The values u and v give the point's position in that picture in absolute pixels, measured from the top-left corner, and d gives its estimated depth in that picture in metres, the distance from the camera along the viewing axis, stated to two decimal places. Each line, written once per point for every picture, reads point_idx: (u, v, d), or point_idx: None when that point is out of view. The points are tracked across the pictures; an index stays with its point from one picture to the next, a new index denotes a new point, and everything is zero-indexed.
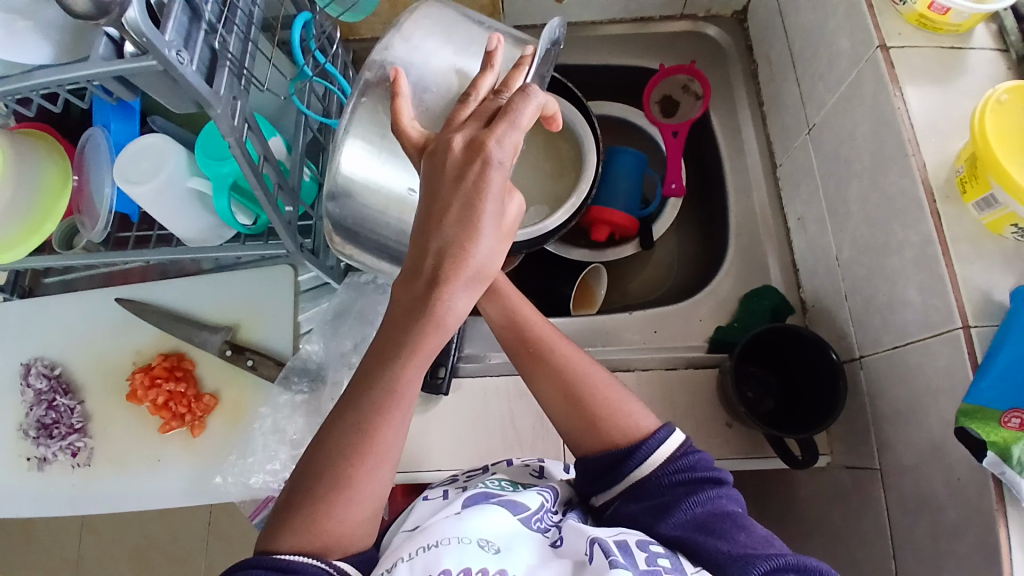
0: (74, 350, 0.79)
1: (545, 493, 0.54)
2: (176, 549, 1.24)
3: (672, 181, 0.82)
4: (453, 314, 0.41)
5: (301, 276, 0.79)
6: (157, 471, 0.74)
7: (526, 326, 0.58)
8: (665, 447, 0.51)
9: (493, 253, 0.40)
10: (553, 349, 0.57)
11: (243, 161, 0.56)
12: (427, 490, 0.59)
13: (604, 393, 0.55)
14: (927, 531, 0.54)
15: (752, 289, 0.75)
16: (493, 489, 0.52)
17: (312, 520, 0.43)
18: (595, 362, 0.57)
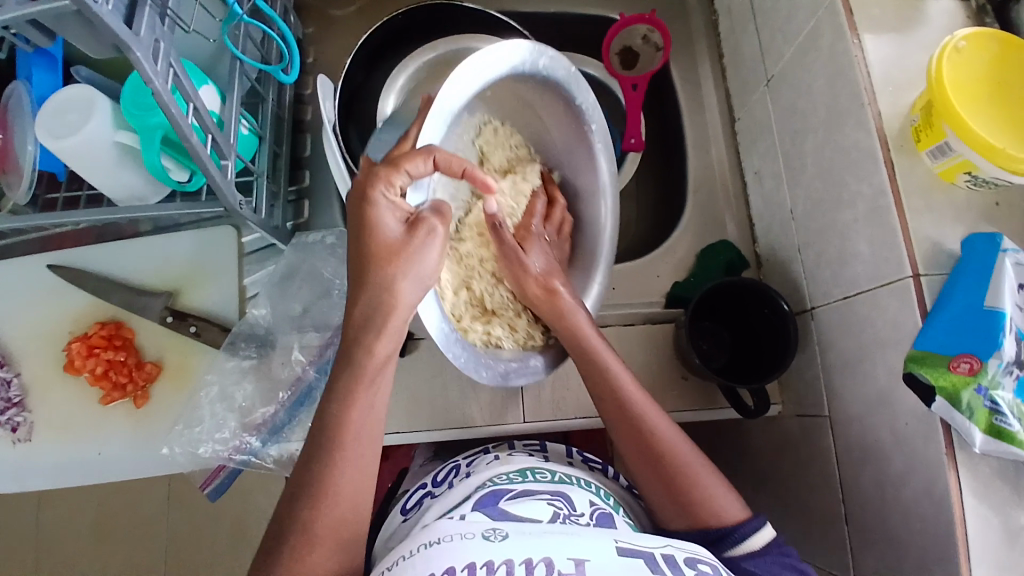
0: (5, 320, 0.75)
1: (558, 501, 0.52)
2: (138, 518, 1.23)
3: (630, 136, 0.79)
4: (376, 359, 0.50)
5: (245, 237, 0.75)
6: (101, 442, 0.71)
7: (620, 392, 0.57)
8: (757, 536, 0.50)
9: (399, 280, 0.50)
10: (657, 429, 0.56)
11: (169, 110, 0.52)
12: (433, 481, 0.63)
13: (701, 479, 0.54)
14: (874, 478, 0.56)
15: (709, 245, 0.74)
16: (502, 488, 0.54)
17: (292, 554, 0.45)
18: (690, 442, 0.56)
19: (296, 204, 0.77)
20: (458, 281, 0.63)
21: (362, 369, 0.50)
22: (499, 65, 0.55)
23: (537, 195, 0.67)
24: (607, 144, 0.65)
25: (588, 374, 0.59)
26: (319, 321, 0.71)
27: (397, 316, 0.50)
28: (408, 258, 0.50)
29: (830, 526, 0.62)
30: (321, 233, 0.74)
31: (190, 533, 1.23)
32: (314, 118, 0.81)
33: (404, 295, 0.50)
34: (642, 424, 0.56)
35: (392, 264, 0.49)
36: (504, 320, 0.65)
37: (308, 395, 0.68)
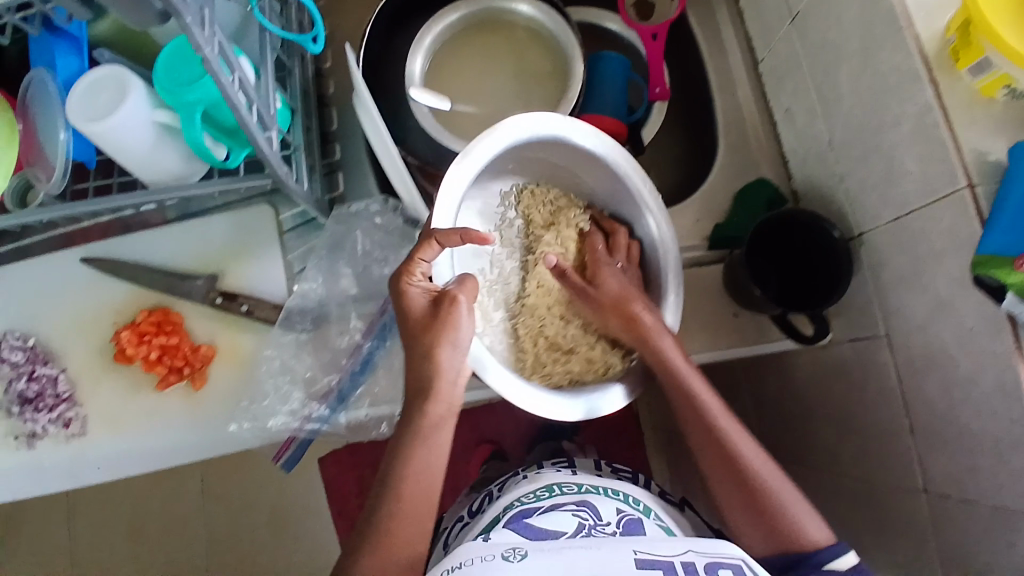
0: (43, 318, 0.73)
1: (582, 513, 0.59)
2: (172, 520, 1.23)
3: (655, 85, 0.78)
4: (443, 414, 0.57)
5: (283, 215, 0.74)
6: (160, 430, 0.70)
7: (712, 423, 0.61)
8: (840, 560, 0.54)
9: (436, 348, 0.56)
10: (747, 455, 0.60)
11: (219, 78, 0.49)
12: (474, 503, 0.70)
13: (788, 505, 0.58)
14: (939, 384, 0.58)
15: (746, 184, 0.76)
16: (529, 507, 0.60)
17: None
18: (775, 469, 0.60)
19: (329, 177, 0.77)
20: (528, 330, 0.70)
21: (421, 425, 0.56)
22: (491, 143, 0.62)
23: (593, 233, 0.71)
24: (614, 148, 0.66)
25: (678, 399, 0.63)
26: (370, 291, 0.72)
27: (443, 379, 0.56)
28: (441, 331, 0.55)
29: (893, 438, 0.65)
30: (364, 202, 0.74)
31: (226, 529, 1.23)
32: (336, 90, 0.78)
33: (446, 363, 0.56)
34: (732, 450, 0.60)
35: (427, 334, 0.56)
36: (581, 355, 0.69)
37: (368, 362, 0.69)
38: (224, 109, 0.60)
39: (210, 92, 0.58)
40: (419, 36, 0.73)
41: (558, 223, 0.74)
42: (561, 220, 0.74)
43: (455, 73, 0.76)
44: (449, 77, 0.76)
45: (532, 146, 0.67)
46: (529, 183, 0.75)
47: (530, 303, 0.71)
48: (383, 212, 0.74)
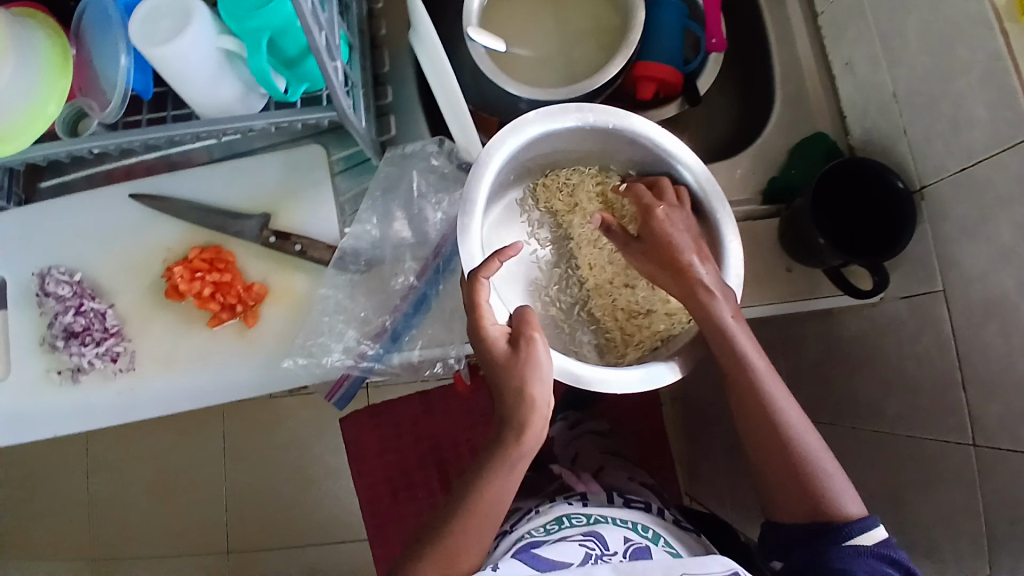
0: (90, 253, 0.72)
1: (590, 542, 0.59)
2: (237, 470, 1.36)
3: (711, 36, 0.77)
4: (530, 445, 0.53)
5: (334, 156, 0.74)
6: (213, 366, 0.69)
7: (759, 394, 0.59)
8: (867, 536, 0.55)
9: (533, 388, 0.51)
10: (791, 424, 0.59)
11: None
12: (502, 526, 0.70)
13: (831, 478, 0.58)
14: (997, 334, 0.59)
15: (802, 138, 0.75)
16: (536, 539, 0.60)
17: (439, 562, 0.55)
18: (817, 436, 0.59)
19: (380, 121, 0.74)
20: (606, 309, 0.70)
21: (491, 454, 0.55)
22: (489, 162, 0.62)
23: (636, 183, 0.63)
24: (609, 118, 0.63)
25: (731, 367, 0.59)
26: (422, 235, 0.71)
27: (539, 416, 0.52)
28: (531, 371, 0.51)
29: (942, 392, 0.65)
30: (419, 144, 0.72)
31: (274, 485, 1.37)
32: (388, 33, 0.75)
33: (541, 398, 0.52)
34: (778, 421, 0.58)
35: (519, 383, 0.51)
36: (659, 312, 0.68)
37: (423, 301, 0.69)
38: (288, 37, 0.59)
39: (275, 18, 0.56)
40: None
41: (581, 204, 0.71)
42: (582, 196, 0.71)
43: (506, 16, 0.74)
44: (504, 19, 0.74)
45: (534, 148, 0.66)
46: (539, 177, 0.72)
47: (593, 283, 0.71)
48: (440, 154, 0.72)
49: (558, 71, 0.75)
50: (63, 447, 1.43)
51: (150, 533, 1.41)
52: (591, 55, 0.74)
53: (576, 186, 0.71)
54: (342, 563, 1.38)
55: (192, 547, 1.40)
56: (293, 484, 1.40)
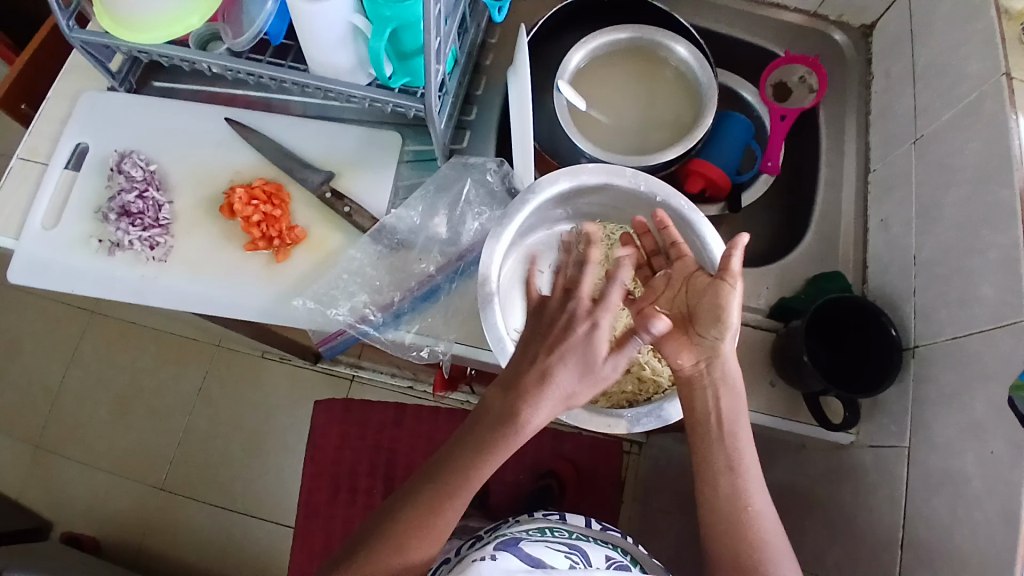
0: (170, 151, 0.80)
1: (574, 554, 0.64)
2: (221, 415, 1.44)
3: (768, 160, 0.86)
4: (530, 426, 0.55)
5: (407, 148, 0.81)
6: (234, 282, 0.74)
7: (731, 463, 0.59)
8: None
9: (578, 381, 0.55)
10: (744, 471, 0.59)
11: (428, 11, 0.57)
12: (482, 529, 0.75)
13: (768, 538, 0.57)
14: (945, 502, 0.60)
15: (822, 273, 0.80)
16: (522, 536, 0.64)
17: (406, 528, 0.57)
18: (765, 495, 0.59)
19: (456, 131, 0.81)
20: None
21: (470, 439, 0.58)
22: (535, 189, 0.65)
23: (740, 235, 0.57)
24: (652, 185, 0.66)
25: (703, 448, 0.60)
26: (455, 237, 0.76)
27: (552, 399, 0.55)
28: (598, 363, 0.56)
29: (882, 549, 0.66)
30: (482, 159, 0.78)
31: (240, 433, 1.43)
32: (492, 63, 0.84)
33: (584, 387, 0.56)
34: (729, 465, 0.59)
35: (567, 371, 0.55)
36: (634, 373, 0.69)
37: (434, 293, 0.73)
38: (409, 34, 0.68)
39: (406, 13, 0.65)
40: (588, 36, 0.81)
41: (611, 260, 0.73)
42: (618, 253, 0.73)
43: (598, 85, 0.83)
44: (595, 84, 0.83)
45: (580, 194, 0.69)
46: (584, 223, 0.74)
47: None
48: (496, 173, 0.78)
49: (623, 142, 0.83)
50: (60, 332, 1.49)
51: (98, 440, 1.43)
52: (656, 142, 0.83)
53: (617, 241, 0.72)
54: (260, 539, 1.37)
55: (130, 468, 1.42)
56: (246, 446, 1.42)
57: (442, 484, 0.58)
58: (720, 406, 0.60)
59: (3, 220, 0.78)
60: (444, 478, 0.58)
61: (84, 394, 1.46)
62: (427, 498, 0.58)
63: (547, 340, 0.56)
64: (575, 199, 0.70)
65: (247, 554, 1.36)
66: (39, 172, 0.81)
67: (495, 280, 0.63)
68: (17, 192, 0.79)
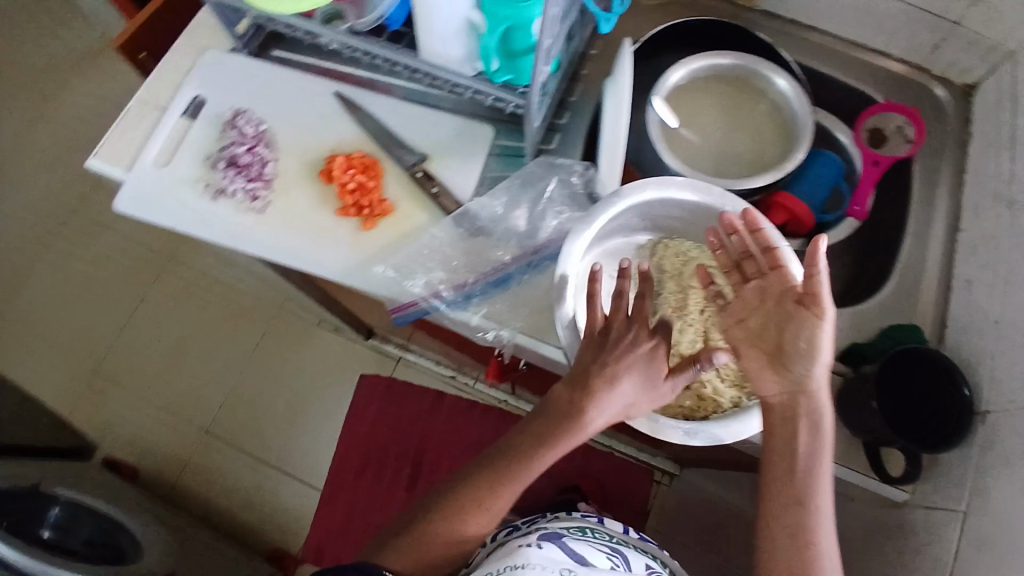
0: (280, 115, 0.86)
1: (614, 557, 0.68)
2: (271, 373, 1.51)
3: (856, 203, 0.85)
4: (590, 426, 0.64)
5: (498, 142, 0.84)
6: (320, 242, 0.79)
7: (801, 497, 0.60)
8: None
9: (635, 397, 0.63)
10: (815, 506, 0.60)
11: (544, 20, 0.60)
12: (523, 521, 0.80)
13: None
14: (998, 568, 0.59)
15: (894, 325, 0.79)
16: (566, 532, 0.68)
17: (464, 505, 0.67)
18: (831, 534, 0.60)
19: (547, 133, 0.84)
20: None
21: (533, 436, 0.66)
22: (621, 194, 0.67)
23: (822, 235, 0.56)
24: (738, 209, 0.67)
25: (779, 480, 0.61)
26: (533, 232, 0.78)
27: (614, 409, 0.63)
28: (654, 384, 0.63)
29: None
30: (569, 161, 0.81)
31: (286, 393, 1.49)
32: (590, 72, 0.86)
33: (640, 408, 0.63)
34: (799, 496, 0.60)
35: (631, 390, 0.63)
36: (694, 391, 0.69)
37: (505, 281, 0.76)
38: (521, 34, 0.70)
39: (521, 14, 0.67)
40: (689, 57, 0.83)
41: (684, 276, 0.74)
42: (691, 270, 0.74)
43: (691, 106, 0.85)
44: (688, 104, 0.85)
45: (663, 207, 0.71)
46: (663, 238, 0.76)
47: None
48: (581, 176, 0.80)
49: (707, 163, 0.84)
50: (137, 272, 1.59)
51: (156, 377, 1.52)
52: (741, 170, 0.83)
53: (692, 259, 0.74)
54: (290, 498, 1.42)
55: (181, 409, 1.49)
56: (289, 406, 1.48)
57: (503, 472, 0.67)
58: (802, 438, 0.60)
59: (117, 154, 0.85)
60: (506, 466, 0.67)
61: (150, 332, 1.55)
62: (485, 481, 0.67)
63: (614, 354, 0.64)
64: (657, 211, 0.72)
65: (274, 510, 1.42)
66: (156, 115, 0.87)
67: (569, 271, 0.66)
68: (134, 132, 0.86)
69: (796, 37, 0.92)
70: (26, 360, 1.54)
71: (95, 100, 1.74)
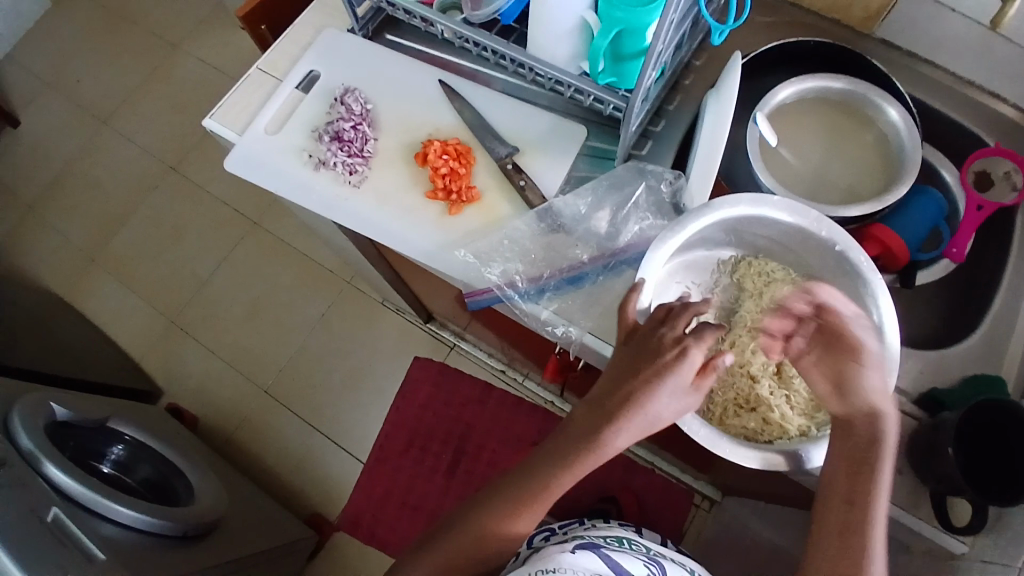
0: (386, 96, 0.90)
1: (651, 567, 0.67)
2: (333, 343, 1.57)
3: (954, 246, 0.82)
4: (611, 447, 0.62)
5: (590, 143, 0.86)
6: (408, 221, 0.82)
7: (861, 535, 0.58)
8: None
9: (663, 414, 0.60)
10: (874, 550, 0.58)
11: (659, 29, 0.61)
12: (559, 526, 0.81)
13: None
14: None
15: (978, 375, 0.76)
16: (604, 543, 0.67)
17: (495, 519, 0.67)
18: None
19: (640, 139, 0.85)
20: (724, 384, 0.71)
21: (559, 457, 0.65)
22: (713, 205, 0.67)
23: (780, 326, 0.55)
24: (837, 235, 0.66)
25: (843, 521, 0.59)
26: (614, 235, 0.79)
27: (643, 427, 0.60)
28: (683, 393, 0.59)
29: None
30: (660, 168, 0.81)
31: (344, 364, 1.55)
32: (691, 84, 0.87)
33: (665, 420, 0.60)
34: (859, 524, 0.58)
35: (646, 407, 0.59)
36: (761, 413, 0.69)
37: (579, 280, 0.77)
38: (632, 39, 0.71)
39: (634, 18, 0.69)
40: (800, 76, 0.82)
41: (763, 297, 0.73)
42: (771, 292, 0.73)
43: (792, 127, 0.84)
44: (789, 124, 0.84)
45: (753, 224, 0.70)
46: (747, 256, 0.76)
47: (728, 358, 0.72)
48: (670, 184, 0.80)
49: (800, 184, 0.83)
50: (223, 233, 1.69)
51: (226, 332, 1.60)
52: (834, 196, 0.82)
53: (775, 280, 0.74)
54: (334, 466, 1.47)
55: (245, 365, 1.57)
56: (346, 378, 1.54)
57: (534, 492, 0.66)
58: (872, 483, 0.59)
59: (233, 116, 0.91)
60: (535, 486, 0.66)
61: (227, 289, 1.64)
62: (514, 499, 0.67)
63: (648, 368, 0.59)
64: (746, 227, 0.71)
65: (317, 476, 1.47)
66: (273, 85, 0.92)
67: (650, 277, 0.66)
68: (251, 97, 0.91)
69: (911, 70, 0.90)
70: (113, 299, 1.65)
71: (204, 68, 1.85)
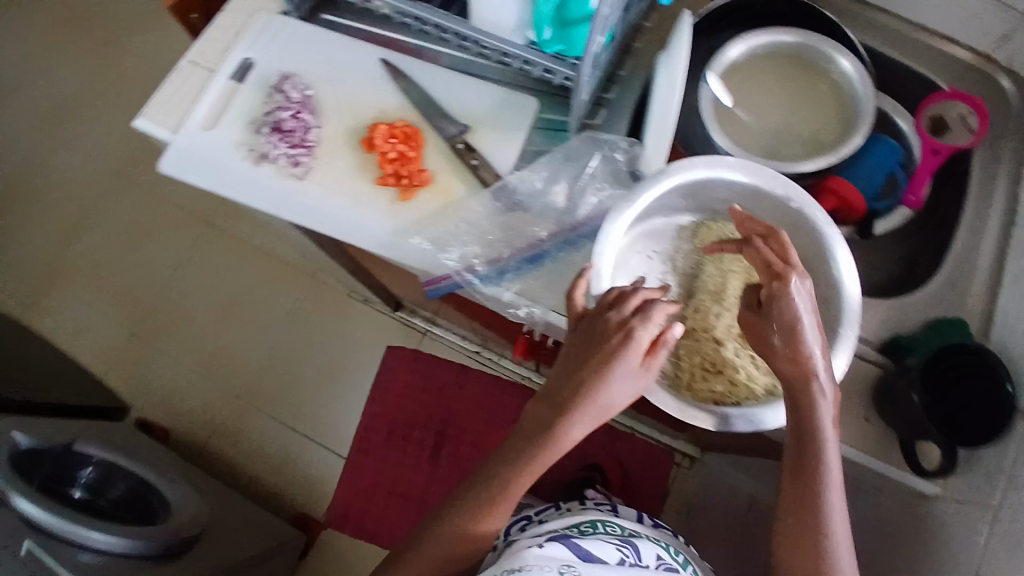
0: (326, 80, 0.85)
1: (624, 548, 0.67)
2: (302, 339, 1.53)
3: (911, 193, 0.83)
4: (569, 437, 0.59)
5: (543, 115, 0.83)
6: (359, 210, 0.79)
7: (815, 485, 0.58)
8: None
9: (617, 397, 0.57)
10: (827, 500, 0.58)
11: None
12: (534, 512, 0.80)
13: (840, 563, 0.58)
14: None
15: (944, 318, 0.76)
16: (573, 532, 0.66)
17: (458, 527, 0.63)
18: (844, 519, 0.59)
19: (593, 107, 0.82)
20: (691, 351, 0.70)
21: (519, 457, 0.61)
22: (667, 171, 0.66)
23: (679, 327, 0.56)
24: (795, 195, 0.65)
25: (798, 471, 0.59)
26: (572, 208, 0.77)
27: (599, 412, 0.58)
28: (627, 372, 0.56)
29: None
30: (615, 137, 0.79)
31: (315, 359, 1.51)
32: (642, 47, 0.84)
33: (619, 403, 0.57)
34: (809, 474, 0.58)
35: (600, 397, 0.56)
36: (728, 377, 0.68)
37: (539, 258, 0.75)
38: (576, 3, 0.68)
39: None
40: (750, 32, 0.80)
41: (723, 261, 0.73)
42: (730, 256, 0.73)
43: (746, 84, 0.82)
44: (743, 81, 0.82)
45: (709, 188, 0.69)
46: (706, 219, 0.75)
47: (693, 324, 0.71)
48: (625, 152, 0.78)
49: (757, 142, 0.82)
50: (178, 236, 1.62)
51: (191, 337, 1.55)
52: (792, 152, 0.81)
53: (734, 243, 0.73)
54: (314, 464, 1.45)
55: (213, 369, 1.53)
56: (319, 374, 1.50)
57: (497, 493, 0.63)
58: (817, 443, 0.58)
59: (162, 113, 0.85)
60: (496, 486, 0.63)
61: (188, 294, 1.58)
62: (472, 503, 0.63)
63: (600, 353, 0.56)
64: (703, 191, 0.70)
65: (298, 475, 1.44)
66: (204, 76, 0.86)
67: (608, 250, 0.64)
68: (181, 90, 0.86)
69: (860, 18, 0.89)
70: (67, 312, 1.58)
71: (141, 65, 1.76)
